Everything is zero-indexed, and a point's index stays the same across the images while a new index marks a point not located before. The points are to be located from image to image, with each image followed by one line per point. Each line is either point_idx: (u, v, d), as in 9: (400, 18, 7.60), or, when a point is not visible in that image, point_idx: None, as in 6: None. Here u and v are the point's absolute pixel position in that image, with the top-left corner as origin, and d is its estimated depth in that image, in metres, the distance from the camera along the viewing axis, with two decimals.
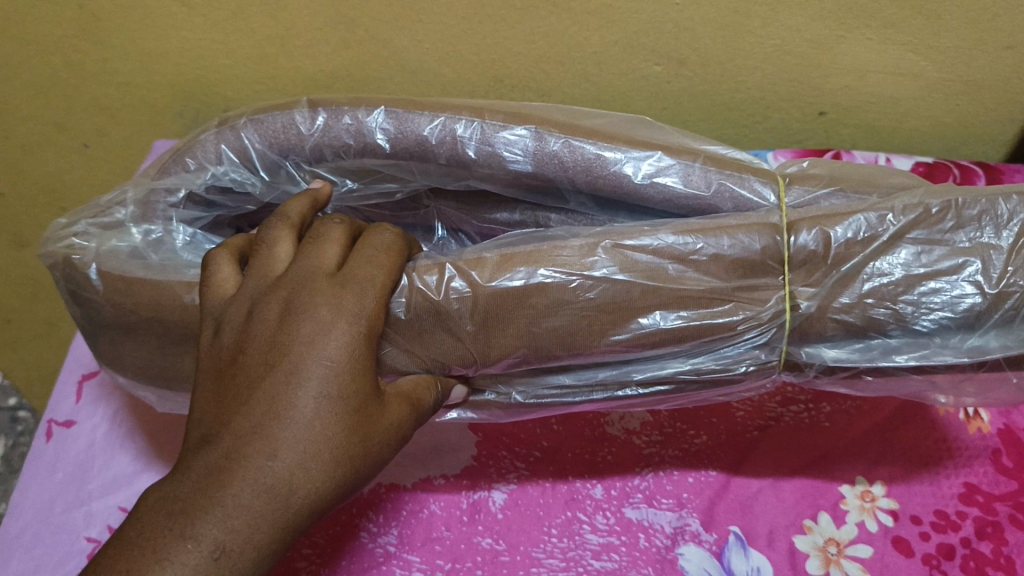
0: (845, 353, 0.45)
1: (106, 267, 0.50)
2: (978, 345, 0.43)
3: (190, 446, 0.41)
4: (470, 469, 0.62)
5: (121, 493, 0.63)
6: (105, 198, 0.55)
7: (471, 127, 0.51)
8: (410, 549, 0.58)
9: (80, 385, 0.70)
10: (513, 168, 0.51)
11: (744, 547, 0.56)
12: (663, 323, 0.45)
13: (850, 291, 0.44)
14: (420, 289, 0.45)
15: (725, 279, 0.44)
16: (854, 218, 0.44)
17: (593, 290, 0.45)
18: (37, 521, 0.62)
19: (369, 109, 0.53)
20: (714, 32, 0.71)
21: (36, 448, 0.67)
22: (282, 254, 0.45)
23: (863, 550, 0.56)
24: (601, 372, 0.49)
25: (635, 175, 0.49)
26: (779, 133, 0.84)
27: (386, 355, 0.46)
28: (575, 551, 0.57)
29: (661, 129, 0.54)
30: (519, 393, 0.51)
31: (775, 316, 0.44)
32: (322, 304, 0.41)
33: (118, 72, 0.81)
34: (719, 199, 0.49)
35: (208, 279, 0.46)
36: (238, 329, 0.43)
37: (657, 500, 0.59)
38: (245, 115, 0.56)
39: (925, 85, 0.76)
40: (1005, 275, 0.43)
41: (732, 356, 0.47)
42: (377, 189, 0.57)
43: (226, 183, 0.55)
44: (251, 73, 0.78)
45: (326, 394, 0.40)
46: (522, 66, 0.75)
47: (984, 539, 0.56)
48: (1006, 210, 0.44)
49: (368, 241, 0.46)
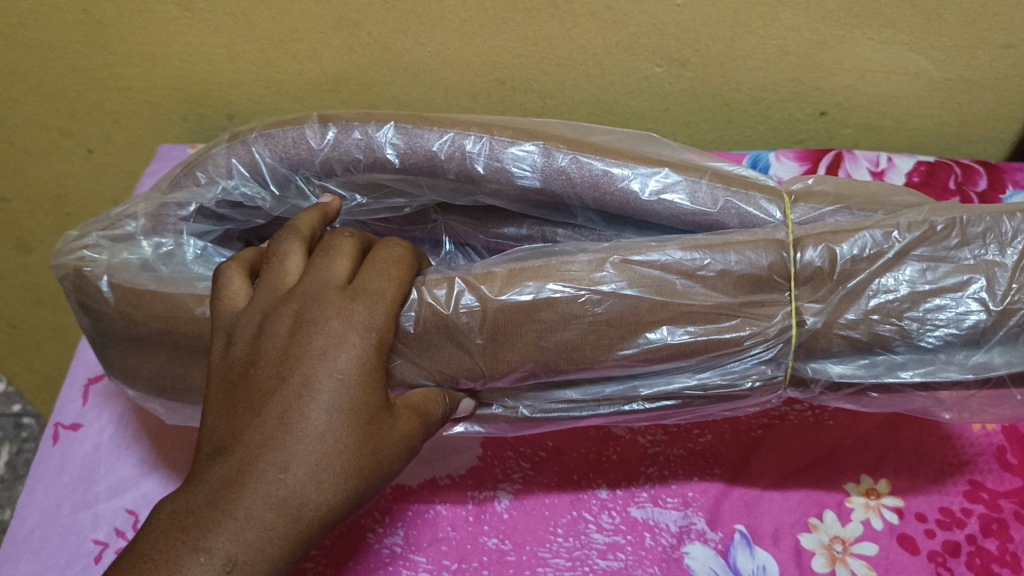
0: (850, 369, 0.46)
1: (117, 280, 0.51)
2: (982, 362, 0.44)
3: (202, 458, 0.41)
4: (474, 469, 0.62)
5: (127, 495, 0.63)
6: (116, 211, 0.56)
7: (481, 142, 0.51)
8: (416, 549, 0.59)
9: (87, 388, 0.70)
10: (522, 184, 0.51)
11: (749, 545, 0.57)
12: (671, 338, 0.45)
13: (855, 307, 0.45)
14: (429, 303, 0.46)
15: (732, 295, 0.45)
16: (860, 235, 0.45)
17: (600, 305, 0.45)
18: (43, 524, 0.63)
19: (379, 125, 0.53)
20: (715, 33, 0.71)
21: (43, 451, 0.67)
22: (292, 267, 0.46)
23: (868, 548, 0.57)
24: (608, 387, 0.50)
25: (642, 191, 0.50)
26: (780, 133, 0.84)
27: (395, 368, 0.46)
28: (581, 550, 0.57)
29: (667, 145, 0.55)
30: (527, 407, 0.51)
31: (782, 331, 0.45)
32: (332, 318, 0.42)
33: (121, 76, 0.81)
34: (726, 216, 0.49)
35: (219, 292, 0.46)
36: (250, 342, 0.43)
37: (662, 499, 0.59)
38: (256, 130, 0.56)
39: (925, 85, 0.76)
40: (1010, 292, 0.43)
41: (738, 370, 0.47)
42: (385, 203, 0.57)
43: (236, 198, 0.55)
44: (255, 76, 0.79)
45: (338, 406, 0.40)
46: (523, 69, 0.76)
47: (989, 536, 0.56)
48: (1011, 227, 0.44)
49: (377, 255, 0.46)
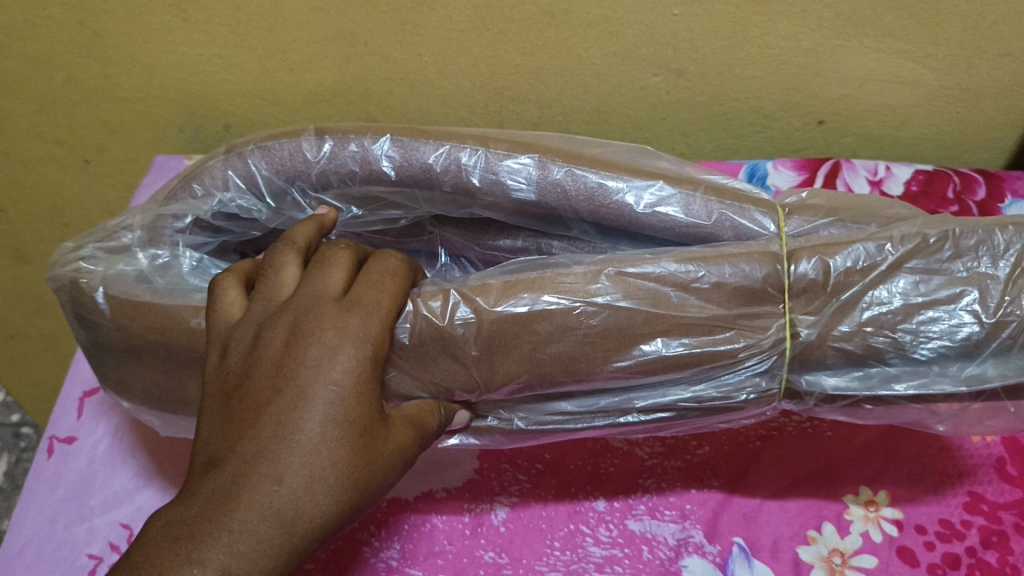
0: (845, 381, 0.46)
1: (113, 292, 0.51)
2: (976, 373, 0.44)
3: (197, 470, 0.41)
4: (471, 482, 0.62)
5: (122, 508, 0.63)
6: (113, 223, 0.56)
7: (476, 155, 0.52)
8: (413, 563, 0.58)
9: (82, 400, 0.70)
10: (517, 197, 0.51)
11: (748, 558, 0.57)
12: (666, 350, 0.46)
13: (850, 319, 0.45)
14: (425, 315, 0.46)
15: (727, 307, 0.45)
16: (853, 247, 0.45)
17: (596, 317, 0.45)
18: (38, 538, 0.62)
19: (375, 137, 0.54)
20: (713, 42, 0.71)
21: (37, 465, 0.67)
22: (289, 279, 0.46)
23: (867, 560, 0.56)
24: (603, 399, 0.50)
25: (637, 205, 0.50)
26: (778, 143, 0.84)
27: (390, 379, 0.46)
28: (579, 563, 0.57)
29: (661, 157, 0.55)
30: (523, 419, 0.51)
31: (776, 343, 0.45)
32: (327, 330, 0.42)
33: (119, 87, 0.81)
34: (720, 228, 0.49)
35: (215, 303, 0.46)
36: (245, 353, 0.43)
37: (660, 512, 0.59)
38: (253, 142, 0.56)
39: (923, 94, 0.77)
40: (1002, 304, 0.43)
41: (734, 383, 0.47)
42: (382, 215, 0.57)
43: (233, 210, 0.56)
44: (254, 86, 0.79)
45: (333, 417, 0.40)
46: (522, 78, 0.76)
47: (989, 548, 0.56)
48: (1003, 240, 0.44)
49: (373, 267, 0.46)
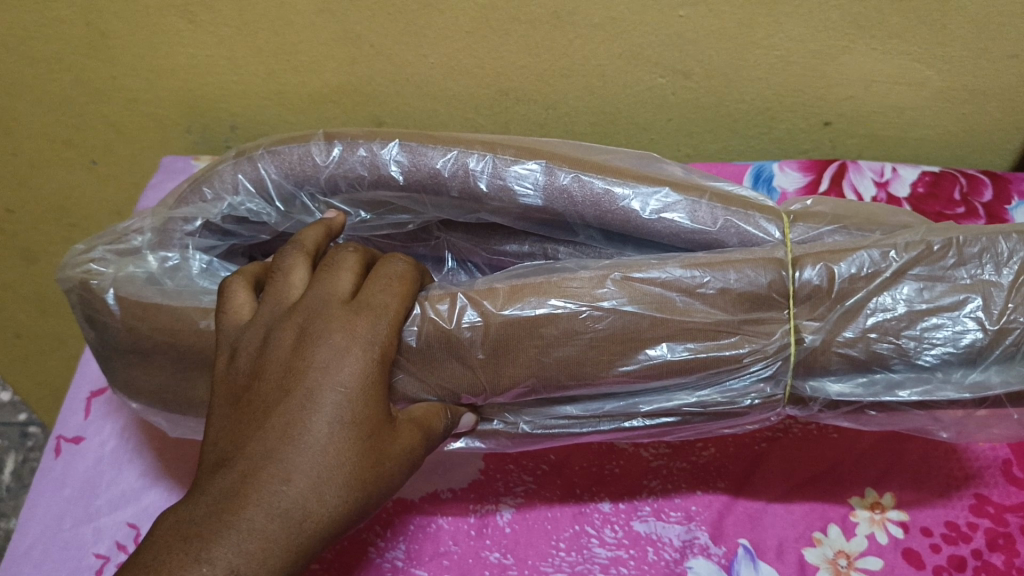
0: (849, 388, 0.46)
1: (124, 294, 0.51)
2: (980, 380, 0.44)
3: (206, 470, 0.41)
4: (477, 483, 0.62)
5: (129, 508, 0.64)
6: (123, 225, 0.56)
7: (484, 160, 0.52)
8: (418, 563, 0.59)
9: (90, 401, 0.70)
10: (524, 202, 0.52)
11: (753, 560, 0.57)
12: (671, 355, 0.46)
13: (854, 325, 0.45)
14: (433, 318, 0.47)
15: (731, 312, 0.46)
16: (858, 254, 0.45)
17: (602, 322, 0.46)
18: (45, 537, 0.63)
19: (383, 142, 0.54)
20: (718, 44, 0.72)
21: (45, 464, 0.67)
22: (297, 282, 0.46)
23: (873, 562, 0.57)
24: (608, 403, 0.50)
25: (643, 210, 0.50)
26: (784, 144, 0.84)
27: (398, 382, 0.47)
28: (584, 564, 0.58)
29: (667, 164, 0.55)
30: (528, 422, 0.52)
31: (781, 349, 0.45)
32: (336, 333, 0.42)
33: (126, 88, 0.82)
34: (726, 235, 0.50)
35: (224, 305, 0.47)
36: (254, 355, 0.44)
37: (665, 513, 0.60)
38: (262, 147, 0.57)
39: (929, 95, 0.77)
40: (1006, 312, 0.44)
41: (738, 388, 0.48)
42: (389, 219, 0.58)
43: (242, 213, 0.56)
44: (261, 87, 0.80)
45: (340, 419, 0.41)
46: (527, 79, 0.76)
47: (995, 550, 0.57)
48: (1007, 248, 0.45)
49: (381, 270, 0.47)
